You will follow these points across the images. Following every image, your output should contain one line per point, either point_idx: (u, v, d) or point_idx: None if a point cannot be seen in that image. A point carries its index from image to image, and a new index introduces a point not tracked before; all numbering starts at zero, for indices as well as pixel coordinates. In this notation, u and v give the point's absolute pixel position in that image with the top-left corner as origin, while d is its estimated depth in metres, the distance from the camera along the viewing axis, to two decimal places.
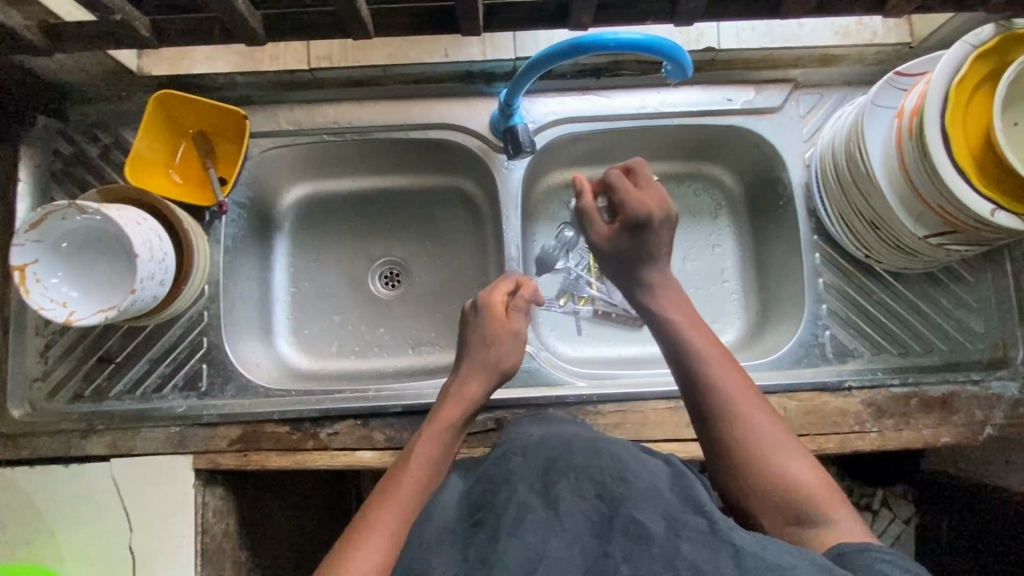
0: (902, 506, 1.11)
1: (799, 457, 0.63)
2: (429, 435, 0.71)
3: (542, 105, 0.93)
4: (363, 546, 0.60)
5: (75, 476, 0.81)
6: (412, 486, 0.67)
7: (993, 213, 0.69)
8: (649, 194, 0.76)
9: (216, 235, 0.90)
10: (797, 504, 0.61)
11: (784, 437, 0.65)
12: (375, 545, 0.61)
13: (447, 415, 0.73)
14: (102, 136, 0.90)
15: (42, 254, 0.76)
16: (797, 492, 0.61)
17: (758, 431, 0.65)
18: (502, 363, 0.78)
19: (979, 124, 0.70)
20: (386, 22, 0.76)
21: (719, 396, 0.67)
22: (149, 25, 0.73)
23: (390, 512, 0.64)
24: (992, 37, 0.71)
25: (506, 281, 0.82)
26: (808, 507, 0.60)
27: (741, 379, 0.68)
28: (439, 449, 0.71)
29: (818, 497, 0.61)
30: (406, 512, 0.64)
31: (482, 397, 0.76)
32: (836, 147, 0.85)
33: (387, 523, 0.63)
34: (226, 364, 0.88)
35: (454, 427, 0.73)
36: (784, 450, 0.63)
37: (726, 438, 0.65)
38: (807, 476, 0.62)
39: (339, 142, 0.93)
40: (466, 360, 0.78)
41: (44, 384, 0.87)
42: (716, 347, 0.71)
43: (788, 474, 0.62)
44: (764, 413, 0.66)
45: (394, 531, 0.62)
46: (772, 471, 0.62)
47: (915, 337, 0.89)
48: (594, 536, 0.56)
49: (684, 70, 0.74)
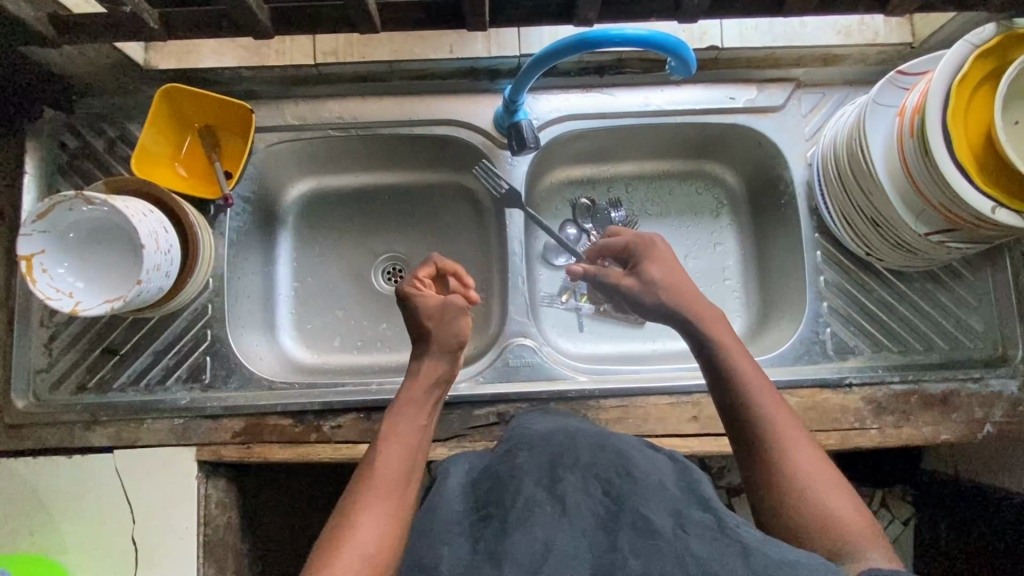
0: (902, 507, 1.14)
1: (835, 487, 0.60)
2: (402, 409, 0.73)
3: (546, 101, 0.93)
4: (356, 529, 0.60)
5: (78, 466, 0.81)
6: (390, 464, 0.67)
7: (994, 210, 0.69)
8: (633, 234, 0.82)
9: (221, 229, 0.91)
10: (837, 535, 0.57)
11: (823, 470, 0.61)
12: (368, 526, 0.61)
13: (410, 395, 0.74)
14: (109, 129, 0.91)
15: (51, 246, 0.76)
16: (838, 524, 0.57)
17: (799, 462, 0.61)
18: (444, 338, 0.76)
19: (980, 122, 0.71)
20: (393, 16, 0.76)
21: (760, 421, 0.64)
22: (157, 18, 0.74)
23: (376, 494, 0.64)
24: (994, 35, 0.71)
25: (427, 263, 0.82)
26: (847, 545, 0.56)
27: (782, 407, 0.65)
28: (415, 419, 0.72)
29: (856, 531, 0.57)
30: (390, 489, 0.65)
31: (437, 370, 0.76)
32: (838, 145, 0.85)
33: (375, 504, 0.63)
34: (230, 357, 0.88)
35: (422, 398, 0.74)
36: (822, 480, 0.60)
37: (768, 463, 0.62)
38: (844, 510, 0.58)
39: (344, 138, 0.94)
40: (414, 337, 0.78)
41: (47, 374, 0.87)
42: (758, 375, 0.67)
43: (825, 508, 0.58)
44: (802, 440, 0.63)
45: (384, 512, 0.62)
46: (811, 505, 0.59)
47: (915, 335, 0.90)
48: (601, 530, 0.56)
49: (689, 66, 0.75)
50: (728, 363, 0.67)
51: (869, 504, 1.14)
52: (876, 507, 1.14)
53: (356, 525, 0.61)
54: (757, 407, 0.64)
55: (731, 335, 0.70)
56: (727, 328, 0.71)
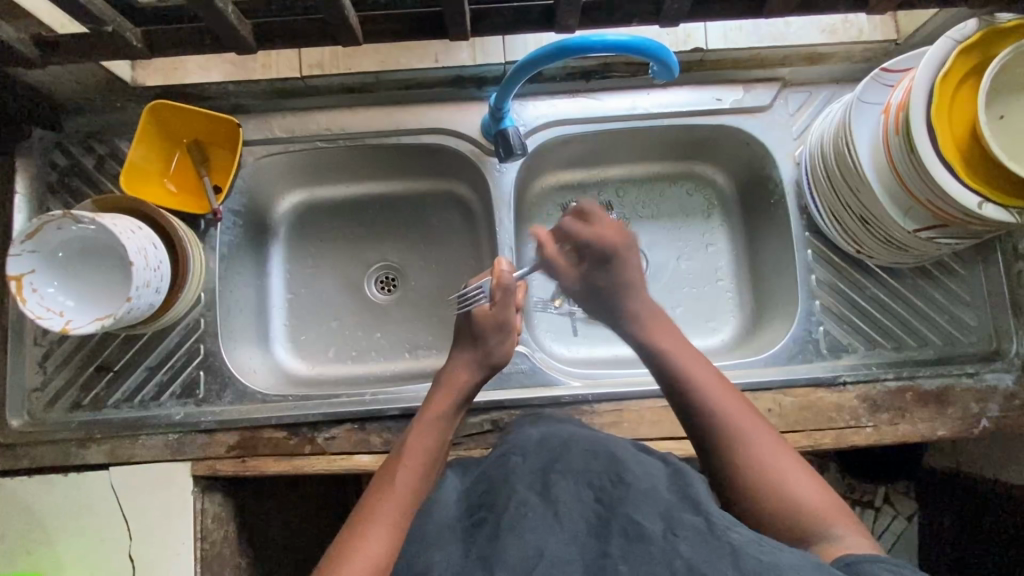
0: (905, 502, 1.13)
1: (803, 476, 0.64)
2: (424, 425, 0.75)
3: (532, 108, 0.94)
4: (364, 541, 0.62)
5: (73, 485, 0.82)
6: (407, 477, 0.69)
7: (981, 205, 0.69)
8: (606, 227, 0.82)
9: (211, 243, 0.91)
10: (810, 520, 0.61)
11: (786, 457, 0.66)
12: (376, 539, 0.63)
13: (436, 405, 0.77)
14: (98, 147, 0.91)
15: (39, 265, 0.76)
16: (808, 511, 0.62)
17: (762, 452, 0.66)
18: (492, 354, 0.81)
19: (965, 117, 0.70)
20: (375, 28, 0.77)
21: (722, 421, 0.68)
22: (140, 36, 0.74)
23: (388, 507, 0.66)
24: (976, 31, 0.71)
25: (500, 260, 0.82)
26: (815, 523, 0.61)
27: (736, 399, 0.70)
28: (433, 435, 0.74)
29: (825, 515, 0.61)
30: (404, 502, 0.67)
31: (471, 386, 0.80)
32: (825, 144, 0.85)
33: (390, 517, 0.65)
34: (223, 371, 0.88)
35: (448, 413, 0.77)
36: (790, 471, 0.64)
37: (734, 462, 0.66)
38: (811, 491, 0.63)
39: (332, 149, 0.94)
40: (455, 352, 0.82)
41: (42, 393, 0.87)
42: (711, 372, 0.73)
43: (795, 495, 0.63)
44: (763, 433, 0.67)
45: (396, 526, 0.64)
46: (780, 495, 0.63)
47: (909, 331, 0.90)
48: (592, 536, 0.56)
49: (671, 70, 0.75)
50: (687, 370, 0.73)
51: (873, 500, 1.13)
52: (879, 502, 1.13)
53: (368, 534, 0.63)
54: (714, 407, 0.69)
55: (679, 342, 0.77)
56: (677, 335, 0.79)
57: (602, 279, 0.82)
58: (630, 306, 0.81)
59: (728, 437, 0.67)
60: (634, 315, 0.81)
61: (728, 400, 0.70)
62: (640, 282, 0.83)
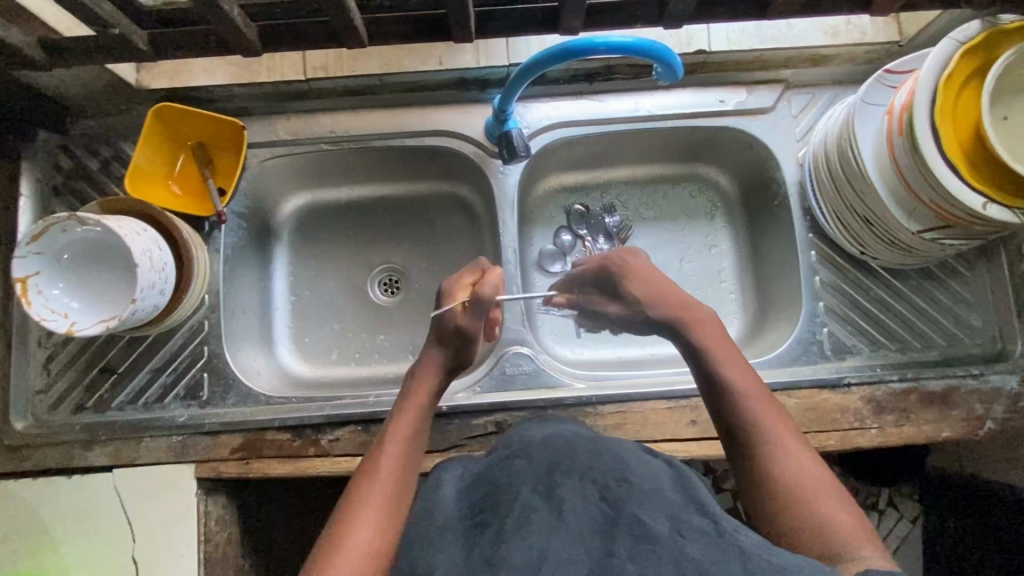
0: (908, 504, 1.13)
1: (833, 496, 0.60)
2: (405, 414, 0.75)
3: (536, 110, 0.94)
4: (354, 527, 0.63)
5: (78, 487, 0.82)
6: (391, 465, 0.69)
7: (985, 206, 0.69)
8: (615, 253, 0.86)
9: (216, 245, 0.91)
10: (833, 540, 0.57)
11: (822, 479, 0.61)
12: (365, 525, 0.63)
13: (413, 393, 0.77)
14: (103, 149, 0.91)
15: (44, 266, 0.77)
16: (833, 529, 0.58)
17: (800, 472, 0.62)
18: (461, 342, 0.81)
19: (969, 118, 0.70)
20: (379, 30, 0.77)
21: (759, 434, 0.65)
22: (145, 38, 0.74)
23: (374, 494, 0.66)
24: (980, 32, 0.71)
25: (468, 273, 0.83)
26: (840, 545, 0.56)
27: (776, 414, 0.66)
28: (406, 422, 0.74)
29: (851, 536, 0.57)
30: (388, 489, 0.67)
31: (442, 372, 0.80)
32: (828, 145, 0.85)
33: (374, 502, 0.65)
34: (227, 373, 0.88)
35: (422, 399, 0.77)
36: (821, 490, 0.60)
37: (765, 474, 0.63)
38: (841, 511, 0.59)
39: (336, 151, 0.94)
40: (425, 345, 0.82)
41: (47, 395, 0.87)
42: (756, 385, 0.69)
43: (822, 514, 0.59)
44: (800, 448, 0.64)
45: (383, 513, 0.65)
46: (808, 511, 0.59)
47: (913, 333, 0.90)
48: (598, 536, 0.55)
49: (674, 71, 0.75)
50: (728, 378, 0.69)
51: (877, 502, 1.13)
52: (883, 505, 1.13)
53: (356, 525, 0.63)
54: (752, 418, 0.66)
55: (724, 344, 0.72)
56: (722, 336, 0.74)
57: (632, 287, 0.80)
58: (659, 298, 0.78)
59: (768, 455, 0.63)
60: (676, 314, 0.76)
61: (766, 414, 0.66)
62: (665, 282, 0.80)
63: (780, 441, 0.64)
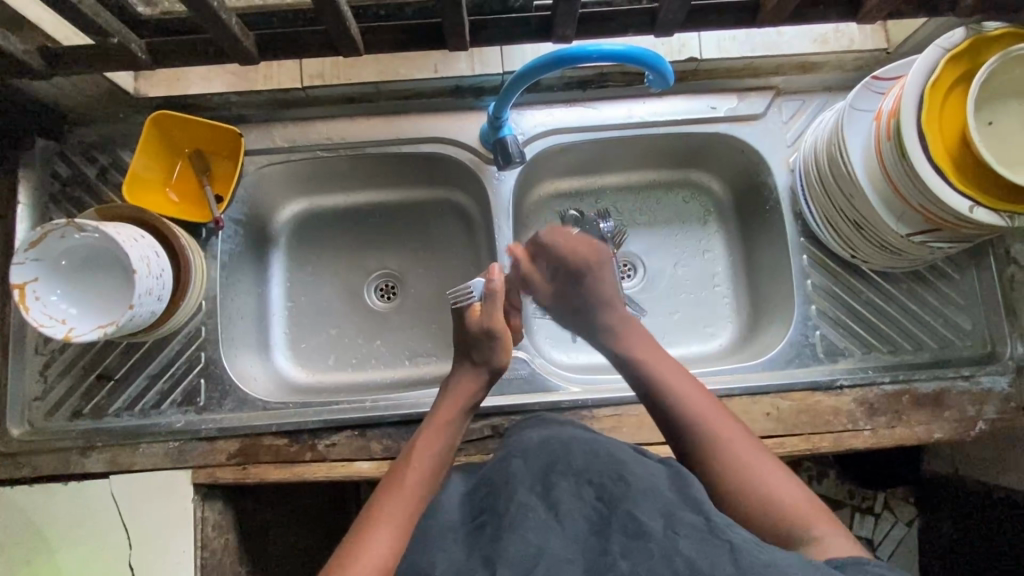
0: (905, 508, 1.13)
1: (783, 478, 0.65)
2: (431, 431, 0.74)
3: (530, 117, 0.95)
4: (370, 541, 0.62)
5: (75, 493, 0.82)
6: (414, 480, 0.68)
7: (971, 209, 0.70)
8: (579, 244, 0.84)
9: (213, 251, 0.92)
10: (792, 523, 0.62)
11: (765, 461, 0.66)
12: (382, 537, 0.62)
13: (443, 413, 0.76)
14: (101, 157, 0.92)
15: (42, 273, 0.77)
16: (787, 513, 0.63)
17: (744, 460, 0.66)
18: (489, 361, 0.79)
19: (955, 123, 0.71)
20: (376, 38, 0.78)
21: (700, 430, 0.69)
22: (145, 47, 0.75)
23: (395, 507, 0.65)
24: (965, 39, 0.72)
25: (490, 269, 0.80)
26: (800, 528, 0.61)
27: (715, 407, 0.71)
28: (433, 441, 0.73)
29: (806, 518, 0.62)
30: (410, 503, 0.66)
31: (474, 396, 0.78)
32: (818, 150, 0.87)
33: (394, 516, 0.64)
34: (224, 379, 0.88)
35: (454, 421, 0.76)
36: (769, 474, 0.65)
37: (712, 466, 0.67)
38: (791, 494, 0.64)
39: (333, 158, 0.95)
40: (456, 362, 0.81)
41: (43, 402, 0.87)
42: (689, 381, 0.74)
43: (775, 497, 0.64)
44: (740, 437, 0.69)
45: (401, 524, 0.64)
46: (760, 494, 0.64)
47: (905, 335, 0.90)
48: (593, 533, 0.56)
49: (666, 79, 0.76)
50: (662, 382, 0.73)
51: (872, 506, 1.13)
52: (879, 508, 1.13)
53: (372, 533, 0.62)
54: (690, 415, 0.70)
55: (656, 353, 0.77)
56: (647, 341, 0.79)
57: (576, 294, 0.84)
58: (606, 320, 0.82)
59: (713, 448, 0.68)
60: (611, 330, 0.82)
61: (703, 408, 0.71)
62: (614, 298, 0.84)
63: (721, 433, 0.69)
